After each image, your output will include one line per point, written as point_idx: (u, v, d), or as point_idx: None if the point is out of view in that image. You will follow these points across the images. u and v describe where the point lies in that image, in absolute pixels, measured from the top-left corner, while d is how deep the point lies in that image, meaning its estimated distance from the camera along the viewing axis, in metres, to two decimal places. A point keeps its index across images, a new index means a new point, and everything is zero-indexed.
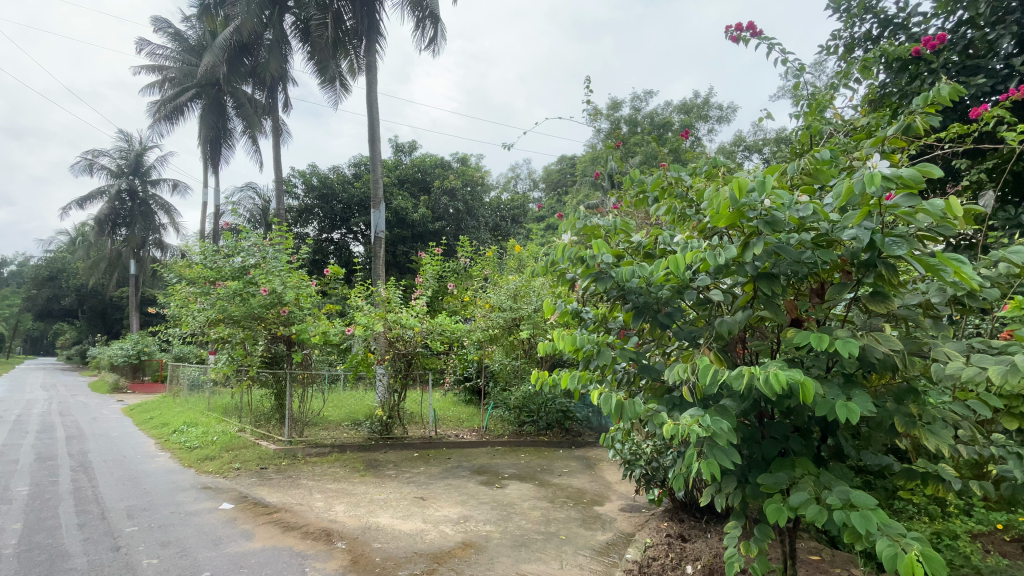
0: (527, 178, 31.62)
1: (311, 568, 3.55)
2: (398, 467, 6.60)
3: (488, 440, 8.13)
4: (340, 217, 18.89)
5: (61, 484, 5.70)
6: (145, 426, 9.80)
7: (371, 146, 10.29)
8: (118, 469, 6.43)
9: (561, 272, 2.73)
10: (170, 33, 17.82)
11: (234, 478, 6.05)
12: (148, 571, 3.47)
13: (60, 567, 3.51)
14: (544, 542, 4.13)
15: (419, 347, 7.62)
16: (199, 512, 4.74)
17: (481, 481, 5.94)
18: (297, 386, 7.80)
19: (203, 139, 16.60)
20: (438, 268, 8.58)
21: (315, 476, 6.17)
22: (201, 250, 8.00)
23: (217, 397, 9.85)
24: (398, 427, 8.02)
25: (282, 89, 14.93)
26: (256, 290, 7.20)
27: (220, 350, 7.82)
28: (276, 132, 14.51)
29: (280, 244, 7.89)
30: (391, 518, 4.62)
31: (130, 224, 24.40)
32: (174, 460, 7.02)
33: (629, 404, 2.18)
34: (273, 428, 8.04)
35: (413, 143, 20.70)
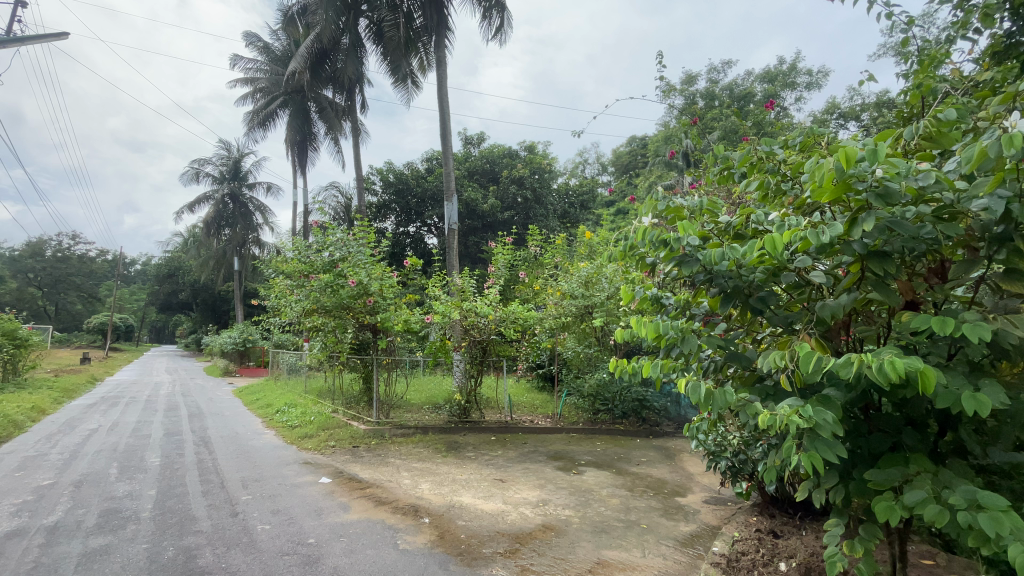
0: (595, 163, 31.05)
1: (403, 541, 3.79)
2: (477, 450, 6.83)
3: (562, 427, 8.17)
4: (415, 210, 19.68)
5: (187, 456, 6.51)
6: (252, 406, 10.92)
7: (443, 140, 10.56)
8: (232, 444, 7.21)
9: (640, 256, 2.66)
10: (260, 46, 19.25)
11: (330, 455, 6.58)
12: (263, 535, 3.86)
13: (189, 529, 4.01)
14: (625, 530, 4.10)
15: (493, 334, 7.80)
16: (302, 485, 5.22)
17: (558, 467, 6.00)
18: (383, 371, 8.31)
19: (290, 142, 17.87)
20: (509, 257, 8.63)
21: (402, 455, 6.55)
22: (295, 246, 8.64)
23: (312, 380, 10.74)
24: (475, 411, 8.29)
25: (359, 91, 15.65)
26: (344, 281, 7.70)
27: (314, 337, 8.50)
28: (355, 132, 15.28)
29: (363, 238, 8.34)
30: (473, 498, 4.80)
31: (232, 225, 26.98)
32: (279, 437, 7.76)
33: (720, 393, 2.09)
34: (362, 409, 8.62)
35: (481, 134, 21.03)
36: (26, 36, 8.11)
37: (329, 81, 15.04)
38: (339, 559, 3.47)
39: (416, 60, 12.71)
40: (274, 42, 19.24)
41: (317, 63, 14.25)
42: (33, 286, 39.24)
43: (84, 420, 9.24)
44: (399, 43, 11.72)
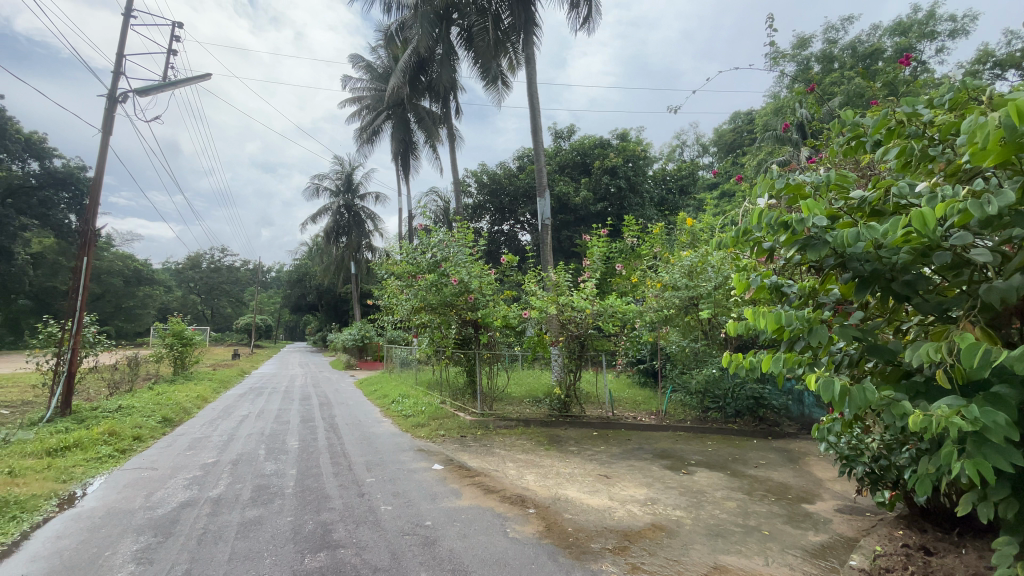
0: (694, 144, 29.33)
1: (512, 529, 3.91)
2: (580, 444, 6.82)
3: (668, 424, 7.84)
4: (509, 209, 20.14)
5: (319, 441, 7.33)
6: (372, 396, 11.99)
7: (534, 136, 10.65)
8: (356, 431, 7.96)
9: (756, 242, 2.47)
10: (364, 66, 20.85)
11: (441, 444, 6.99)
12: (386, 515, 4.21)
13: (325, 505, 4.51)
14: (743, 535, 3.84)
15: (591, 329, 7.70)
16: (418, 470, 5.61)
17: (666, 466, 5.78)
18: (485, 364, 8.65)
19: (394, 153, 19.14)
20: (605, 249, 8.42)
21: (506, 446, 6.76)
22: (402, 249, 9.24)
23: (423, 373, 11.51)
24: (576, 405, 8.26)
25: (453, 97, 16.30)
26: (447, 280, 8.15)
27: (422, 333, 9.09)
28: (451, 138, 15.94)
29: (462, 238, 8.70)
30: (578, 492, 4.81)
31: (348, 233, 29.66)
32: (395, 425, 8.43)
33: (857, 390, 1.89)
34: (467, 401, 9.06)
35: (572, 127, 20.88)
36: (178, 81, 9.65)
37: (426, 91, 15.84)
38: (454, 542, 3.67)
39: (505, 60, 12.97)
40: (376, 60, 20.72)
41: (414, 75, 15.07)
42: (194, 293, 46.71)
43: (240, 407, 10.81)
44: (488, 45, 12.02)
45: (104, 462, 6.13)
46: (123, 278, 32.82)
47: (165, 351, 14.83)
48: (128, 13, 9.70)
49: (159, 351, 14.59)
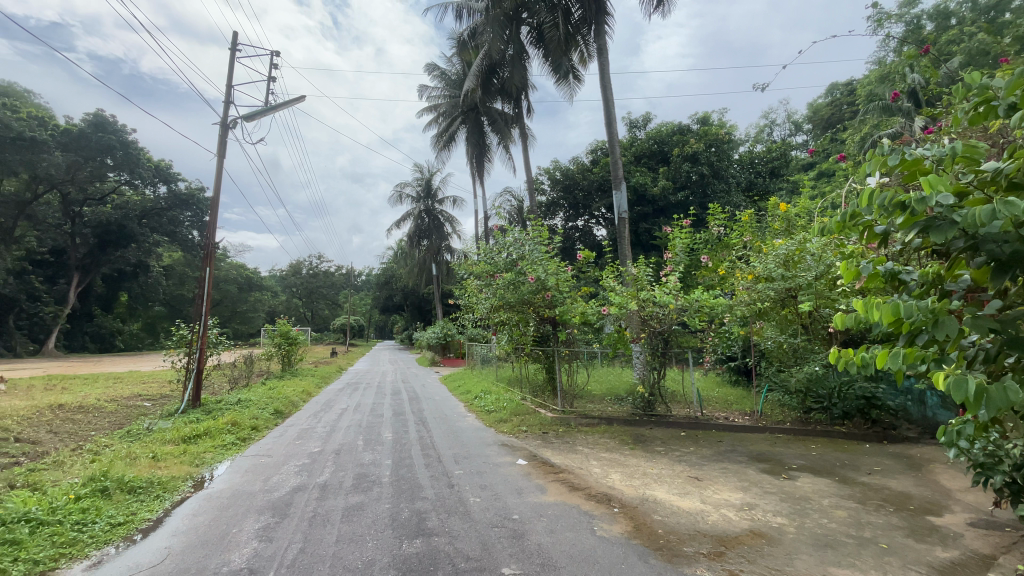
0: (785, 123, 27.11)
1: (600, 528, 3.87)
2: (667, 444, 6.60)
3: (765, 426, 7.34)
4: (583, 204, 19.93)
5: (410, 433, 7.76)
6: (456, 391, 12.46)
7: (608, 129, 10.43)
8: (443, 425, 8.32)
9: (866, 226, 2.25)
10: (439, 75, 21.63)
11: (524, 439, 7.09)
12: (475, 507, 4.36)
13: (418, 495, 4.77)
14: (857, 548, 3.50)
15: (675, 325, 7.38)
16: (503, 465, 5.74)
17: (763, 469, 5.43)
18: (564, 362, 8.67)
19: (470, 156, 19.66)
20: (688, 241, 8.03)
21: (590, 444, 6.72)
22: (480, 250, 9.47)
23: (503, 370, 11.77)
24: (661, 404, 7.99)
25: (524, 97, 16.42)
26: (525, 278, 8.24)
27: (501, 331, 9.27)
28: (523, 137, 16.02)
29: (537, 236, 8.74)
30: (667, 494, 4.66)
31: (429, 236, 30.99)
32: (479, 420, 8.69)
33: (996, 391, 1.66)
34: (547, 398, 9.12)
35: (648, 115, 20.26)
36: (278, 105, 10.65)
37: (499, 93, 16.15)
38: (542, 537, 3.71)
39: (576, 54, 12.88)
40: (450, 68, 21.40)
41: (487, 78, 15.32)
42: (296, 297, 51.33)
43: (339, 401, 11.73)
44: (559, 41, 11.96)
45: (229, 449, 6.95)
46: (238, 285, 36.79)
47: (274, 350, 16.44)
48: (234, 48, 10.87)
49: (269, 350, 16.23)
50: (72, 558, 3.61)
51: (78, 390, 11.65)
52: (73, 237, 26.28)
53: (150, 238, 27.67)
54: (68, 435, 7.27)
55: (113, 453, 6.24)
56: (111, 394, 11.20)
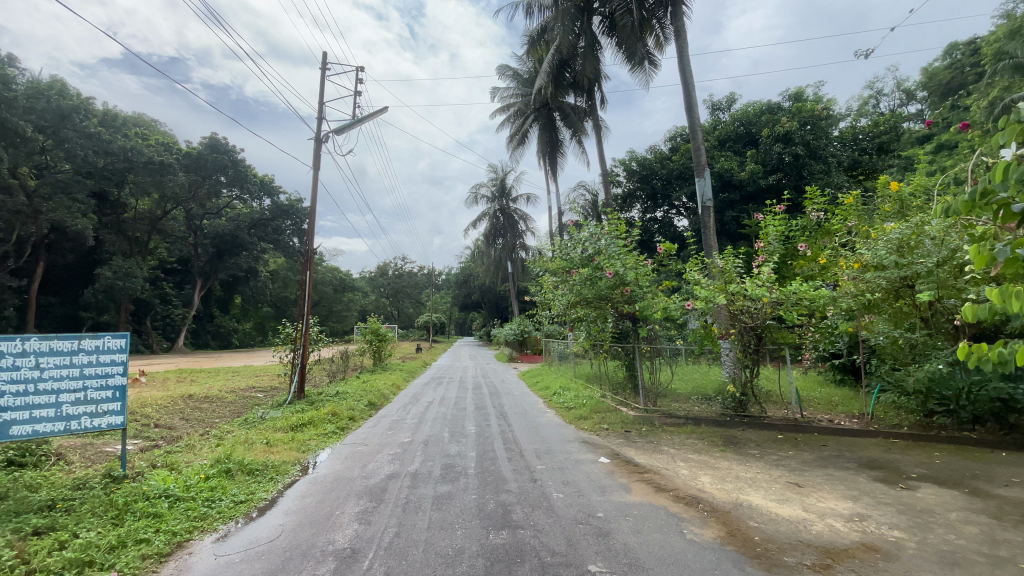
0: (895, 92, 24.13)
1: (690, 532, 3.73)
2: (762, 447, 6.19)
3: (877, 430, 6.64)
4: (662, 194, 19.20)
5: (492, 427, 7.97)
6: (535, 387, 12.57)
7: (688, 114, 9.95)
8: (523, 420, 8.43)
9: (1001, 203, 1.96)
10: (511, 74, 21.87)
11: (605, 437, 7.01)
12: (559, 503, 4.39)
13: (503, 487, 4.89)
14: (992, 568, 3.07)
15: (770, 320, 6.86)
16: (585, 461, 5.71)
17: (875, 477, 4.92)
18: (646, 359, 8.42)
19: (543, 153, 19.67)
20: (783, 227, 7.42)
21: (676, 444, 6.46)
22: (556, 246, 9.45)
23: (582, 366, 11.71)
24: (754, 404, 7.50)
25: (597, 88, 16.09)
26: (602, 273, 8.10)
27: (579, 326, 9.23)
28: (597, 129, 15.71)
29: (614, 230, 8.56)
30: (764, 500, 4.37)
31: (505, 234, 31.50)
32: (559, 416, 8.70)
33: None
34: (629, 396, 8.95)
35: (732, 96, 19.12)
36: (364, 116, 11.38)
37: (571, 87, 15.98)
38: (628, 537, 3.66)
39: (652, 38, 12.45)
40: (522, 66, 21.56)
41: (559, 73, 15.22)
42: (383, 296, 54.58)
43: (425, 394, 12.33)
44: (633, 27, 11.60)
45: (331, 437, 7.58)
46: (333, 286, 39.85)
47: (367, 346, 17.62)
48: (324, 67, 11.76)
49: (362, 346, 17.43)
50: (203, 530, 4.14)
51: (203, 382, 13.28)
52: (196, 248, 29.77)
53: (257, 246, 30.67)
54: (198, 421, 8.31)
55: (234, 438, 7.04)
56: (231, 386, 12.63)
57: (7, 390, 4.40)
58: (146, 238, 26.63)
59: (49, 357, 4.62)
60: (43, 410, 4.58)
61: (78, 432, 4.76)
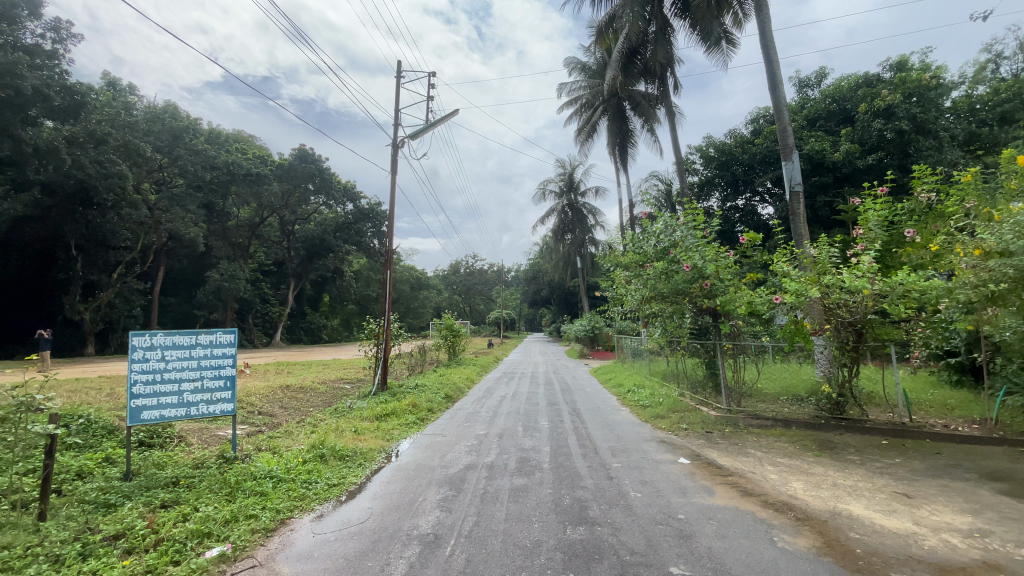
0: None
1: (781, 539, 3.50)
2: (862, 453, 5.66)
3: (1005, 438, 5.83)
4: (743, 180, 18.09)
5: (565, 423, 7.95)
6: (608, 384, 12.38)
7: (773, 93, 9.26)
8: (597, 417, 8.35)
9: None
10: (579, 67, 21.58)
11: (685, 437, 6.74)
12: (637, 502, 4.30)
13: (578, 483, 4.88)
14: None
15: (871, 314, 6.24)
16: (664, 462, 5.54)
17: (1004, 491, 4.32)
18: (728, 356, 8.00)
19: (613, 145, 19.24)
20: (885, 212, 6.71)
21: (763, 447, 6.08)
22: (629, 240, 9.21)
23: (657, 364, 11.36)
24: (852, 407, 6.88)
25: (670, 73, 15.43)
26: (679, 267, 7.77)
27: (653, 323, 8.93)
28: (670, 116, 15.08)
29: (691, 220, 8.19)
30: (866, 510, 4.00)
31: (574, 229, 31.20)
32: (634, 414, 8.50)
33: None
34: (710, 395, 8.56)
35: (822, 71, 17.60)
36: (436, 120, 11.78)
37: (641, 74, 15.51)
38: (712, 541, 3.51)
39: (730, 15, 11.77)
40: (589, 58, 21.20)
41: (629, 61, 14.80)
42: (456, 293, 56.32)
43: (498, 389, 12.58)
44: (709, 6, 10.99)
45: (412, 427, 7.97)
46: (409, 285, 41.72)
47: (442, 342, 18.28)
48: (399, 75, 12.32)
49: (437, 342, 18.10)
50: (303, 509, 4.53)
51: (298, 374, 14.45)
52: (290, 251, 32.46)
53: (342, 248, 32.78)
54: (295, 410, 9.07)
55: (327, 426, 7.60)
56: (322, 377, 13.66)
57: (140, 379, 5.06)
58: (247, 243, 29.41)
59: (172, 350, 5.25)
60: (169, 397, 5.23)
61: (196, 416, 5.39)
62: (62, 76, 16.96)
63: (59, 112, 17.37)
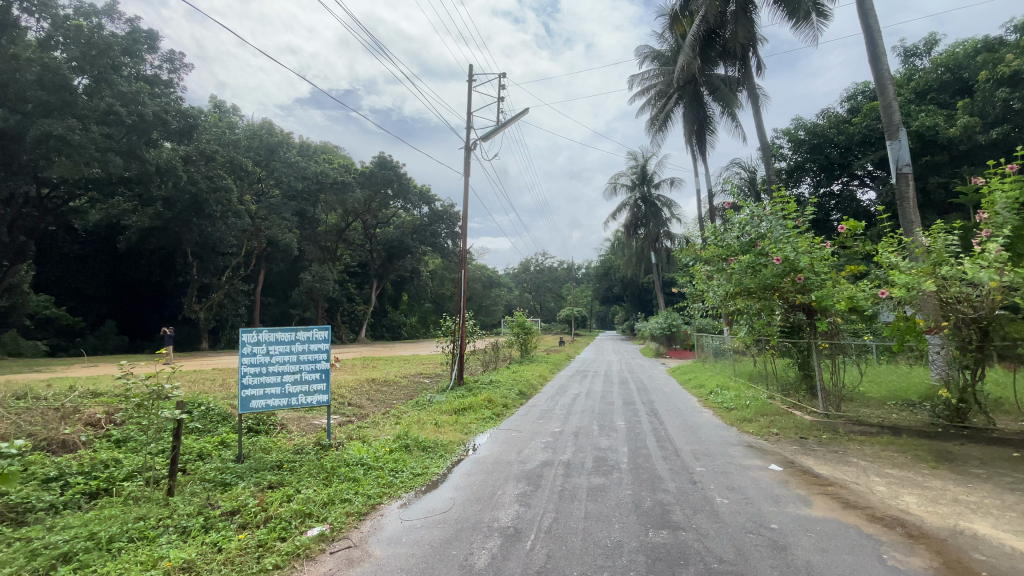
0: None
1: (891, 558, 3.18)
2: (990, 467, 4.98)
3: None
4: (839, 164, 16.65)
5: (643, 424, 7.73)
6: (689, 384, 11.88)
7: (874, 67, 8.38)
8: (677, 418, 8.04)
9: None
10: (652, 55, 20.83)
11: (776, 443, 6.31)
12: (724, 508, 4.10)
13: (660, 486, 4.74)
14: None
15: (1000, 309, 5.45)
16: (753, 468, 5.23)
17: None
18: (824, 356, 7.38)
19: (689, 133, 18.38)
20: (1018, 192, 5.83)
21: (868, 456, 5.54)
22: (710, 233, 8.78)
23: (743, 364, 10.75)
24: (977, 415, 6.08)
25: (753, 54, 14.45)
26: (767, 260, 7.28)
27: (739, 320, 8.43)
28: (753, 99, 14.11)
29: (780, 209, 7.63)
30: (995, 530, 3.53)
31: (647, 223, 30.25)
32: (718, 417, 8.10)
33: None
34: (804, 398, 7.97)
35: (932, 37, 15.70)
36: (507, 120, 11.97)
37: (720, 57, 14.67)
38: (810, 554, 3.26)
39: None
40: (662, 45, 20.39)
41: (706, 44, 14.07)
42: (526, 291, 56.80)
43: (572, 386, 12.51)
44: None
45: (489, 422, 8.17)
46: (481, 283, 42.65)
47: (514, 339, 18.53)
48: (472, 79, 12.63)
49: (510, 339, 18.37)
50: (390, 496, 4.80)
51: (382, 368, 15.31)
52: (372, 253, 34.45)
53: (418, 249, 34.20)
54: (380, 402, 9.62)
55: (409, 419, 7.98)
56: (404, 372, 14.36)
57: (249, 371, 5.62)
58: (334, 246, 31.57)
59: (275, 346, 5.78)
60: (273, 387, 5.75)
61: (296, 406, 5.89)
62: (177, 101, 18.98)
63: (177, 134, 19.49)
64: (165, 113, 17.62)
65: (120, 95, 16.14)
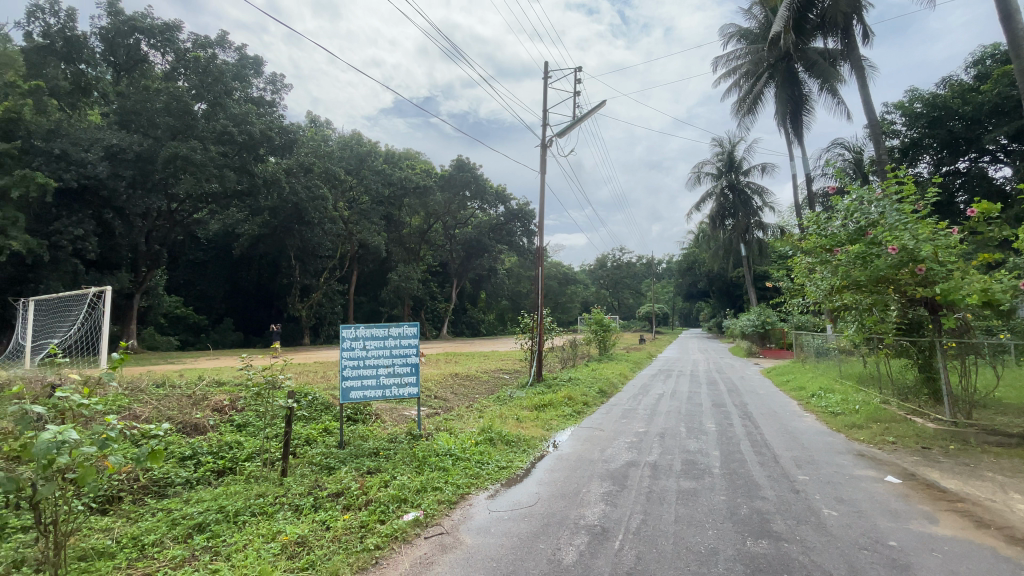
0: None
1: None
2: None
3: None
4: (966, 138, 14.57)
5: (735, 427, 7.29)
6: (786, 386, 11.04)
7: (1007, 24, 7.22)
8: (774, 422, 7.49)
9: None
10: (737, 34, 19.48)
11: (893, 452, 5.67)
12: (832, 521, 3.77)
13: (757, 493, 4.46)
14: None
15: None
16: (865, 479, 4.75)
17: None
18: (952, 357, 6.51)
19: (782, 114, 17.00)
20: None
21: (1009, 471, 4.82)
22: (810, 221, 8.06)
23: (850, 364, 9.78)
24: None
25: (857, 22, 13.02)
26: (879, 250, 6.54)
27: (846, 317, 7.68)
28: (858, 72, 12.73)
29: (895, 193, 6.82)
30: None
31: (735, 213, 28.45)
32: (822, 422, 7.43)
33: None
34: (926, 404, 7.10)
35: None
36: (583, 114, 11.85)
37: (817, 28, 13.38)
38: None
39: None
40: (750, 22, 19.01)
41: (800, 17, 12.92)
42: (604, 287, 55.83)
43: (656, 386, 12.10)
44: None
45: (570, 419, 8.16)
46: (558, 280, 42.57)
47: (593, 336, 18.31)
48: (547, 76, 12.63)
49: (588, 336, 18.18)
50: (478, 487, 4.97)
51: (464, 364, 15.84)
52: (452, 252, 35.67)
53: (496, 248, 34.85)
54: (464, 396, 9.97)
55: (493, 413, 8.19)
56: (485, 368, 14.74)
57: (348, 364, 6.10)
58: (418, 248, 33.03)
59: (370, 341, 6.21)
60: (369, 379, 6.18)
61: (390, 397, 6.27)
62: (278, 119, 20.80)
63: (279, 149, 20.63)
64: (269, 131, 19.21)
65: (232, 116, 18.10)
